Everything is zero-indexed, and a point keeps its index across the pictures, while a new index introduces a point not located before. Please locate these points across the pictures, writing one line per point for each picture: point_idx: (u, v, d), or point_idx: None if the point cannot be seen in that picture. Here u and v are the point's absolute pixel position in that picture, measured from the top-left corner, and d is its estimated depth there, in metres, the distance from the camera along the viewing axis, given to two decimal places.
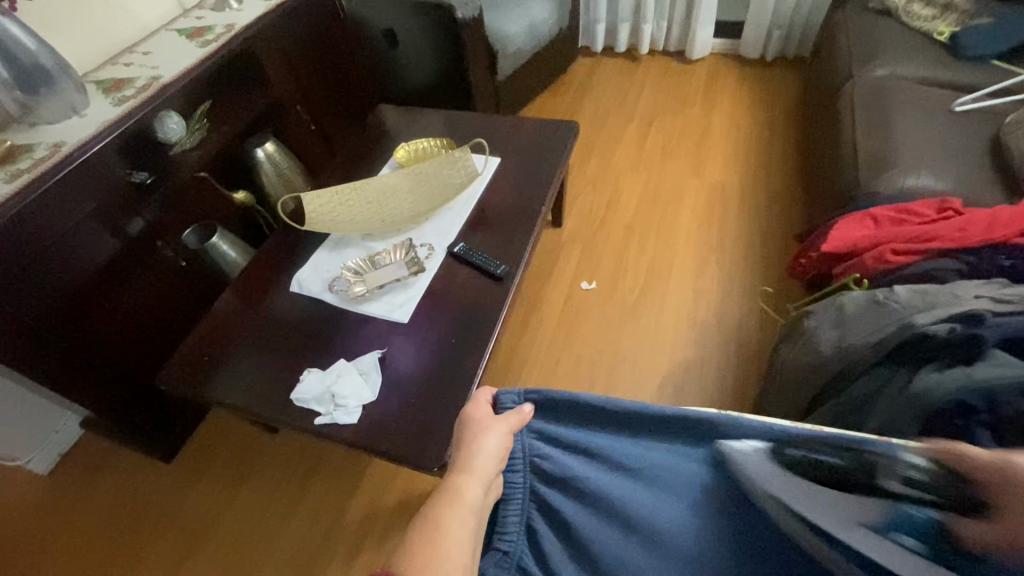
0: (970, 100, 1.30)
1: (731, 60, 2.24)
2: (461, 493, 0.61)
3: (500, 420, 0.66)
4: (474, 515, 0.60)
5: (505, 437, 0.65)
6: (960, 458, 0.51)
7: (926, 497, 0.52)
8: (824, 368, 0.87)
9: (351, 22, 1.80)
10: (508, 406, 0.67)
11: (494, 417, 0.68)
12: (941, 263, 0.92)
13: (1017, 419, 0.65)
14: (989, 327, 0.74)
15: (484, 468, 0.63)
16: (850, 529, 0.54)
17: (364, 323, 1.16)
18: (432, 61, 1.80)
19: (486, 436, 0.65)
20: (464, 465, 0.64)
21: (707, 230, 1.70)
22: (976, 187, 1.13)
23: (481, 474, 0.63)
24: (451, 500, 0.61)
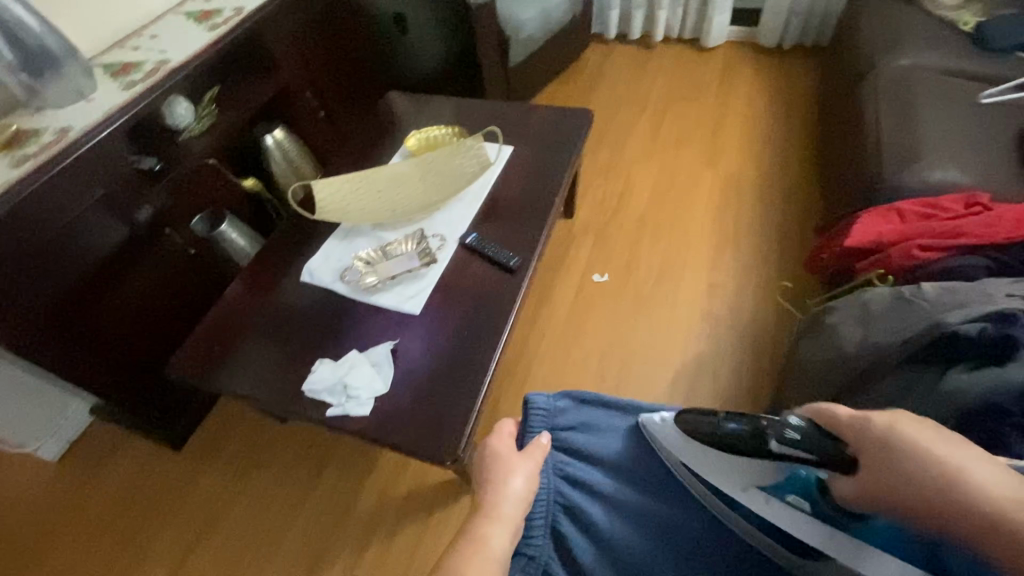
0: (996, 93, 1.26)
1: (747, 48, 2.20)
2: (486, 540, 0.64)
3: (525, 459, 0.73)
4: (498, 563, 0.62)
5: (532, 477, 0.72)
6: (835, 421, 0.64)
7: (801, 452, 0.62)
8: (846, 367, 0.86)
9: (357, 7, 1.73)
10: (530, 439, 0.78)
11: (516, 454, 0.75)
12: (970, 259, 0.90)
13: None
14: (1023, 326, 0.72)
15: (508, 513, 0.67)
16: (745, 491, 0.66)
17: (375, 314, 1.15)
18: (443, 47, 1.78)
19: (511, 477, 0.71)
20: (491, 509, 0.68)
21: (721, 222, 1.67)
22: (1003, 181, 1.10)
23: (506, 519, 0.67)
24: (475, 547, 0.63)
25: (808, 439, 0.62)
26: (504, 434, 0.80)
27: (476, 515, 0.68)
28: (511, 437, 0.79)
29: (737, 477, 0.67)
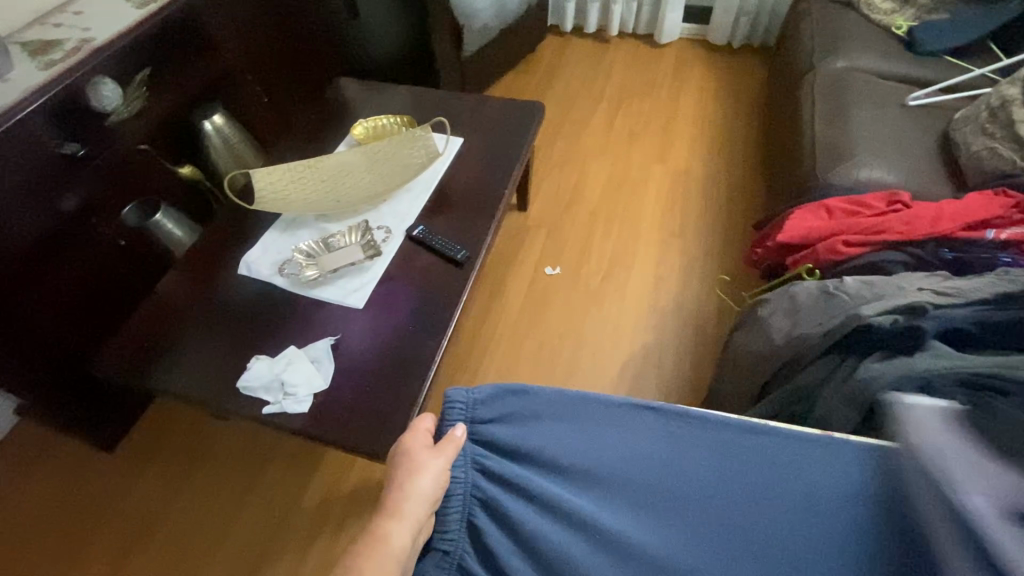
0: (924, 95, 1.33)
1: (699, 46, 2.24)
2: (389, 538, 0.63)
3: (435, 454, 0.68)
4: (398, 560, 0.63)
5: (442, 475, 0.67)
6: None
7: None
8: (776, 357, 0.89)
9: None
10: (450, 424, 0.70)
11: (428, 450, 0.70)
12: (890, 254, 0.94)
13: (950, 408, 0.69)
14: (929, 319, 0.77)
15: (414, 511, 0.65)
16: None
17: (316, 308, 1.12)
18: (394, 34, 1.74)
19: (419, 475, 0.67)
20: (396, 507, 0.65)
21: (671, 216, 1.71)
22: (926, 180, 1.16)
23: (411, 518, 0.65)
24: (378, 544, 0.63)
25: None
26: (422, 430, 0.74)
27: (380, 513, 0.66)
28: (427, 433, 0.73)
29: None
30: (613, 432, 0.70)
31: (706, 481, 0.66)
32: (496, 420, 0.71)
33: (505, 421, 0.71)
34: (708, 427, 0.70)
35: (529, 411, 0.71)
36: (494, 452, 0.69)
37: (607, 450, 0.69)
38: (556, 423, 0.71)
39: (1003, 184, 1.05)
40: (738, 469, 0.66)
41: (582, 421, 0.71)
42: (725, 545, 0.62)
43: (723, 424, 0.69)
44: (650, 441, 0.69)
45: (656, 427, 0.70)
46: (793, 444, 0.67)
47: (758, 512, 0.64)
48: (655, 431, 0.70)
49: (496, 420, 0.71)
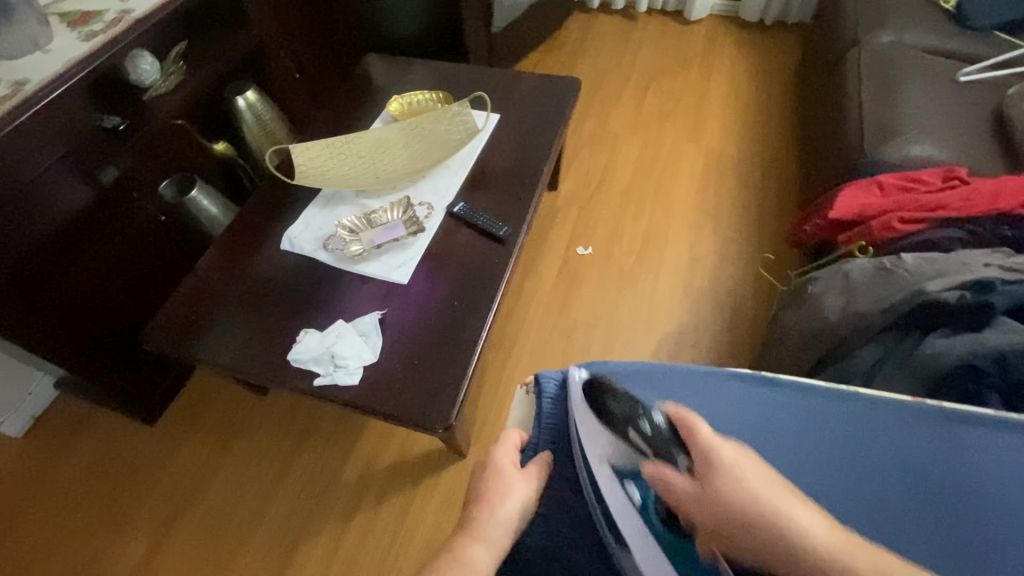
0: (976, 71, 1.29)
1: (730, 23, 2.20)
2: (469, 561, 0.63)
3: (525, 477, 0.71)
4: None
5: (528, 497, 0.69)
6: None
7: None
8: (831, 331, 0.87)
9: None
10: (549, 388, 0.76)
11: (518, 473, 0.71)
12: (948, 232, 0.93)
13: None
14: (999, 295, 0.75)
15: (494, 536, 0.66)
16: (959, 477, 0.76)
17: (361, 284, 1.12)
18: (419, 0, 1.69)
19: (506, 499, 0.68)
20: (477, 532, 0.65)
21: (704, 196, 1.69)
22: (978, 158, 1.13)
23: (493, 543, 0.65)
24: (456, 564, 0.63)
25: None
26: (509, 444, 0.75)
27: (460, 535, 0.66)
28: (516, 450, 0.74)
29: None
30: (700, 395, 0.76)
31: (795, 443, 0.72)
32: None
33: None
34: (793, 396, 0.75)
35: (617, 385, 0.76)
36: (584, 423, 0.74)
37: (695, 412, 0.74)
38: (644, 387, 0.76)
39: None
40: (828, 437, 0.72)
41: (669, 387, 0.76)
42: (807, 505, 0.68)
43: (803, 394, 0.75)
44: (740, 409, 0.74)
45: (743, 399, 0.75)
46: (874, 414, 0.72)
47: (844, 479, 0.70)
48: (742, 403, 0.75)
49: None
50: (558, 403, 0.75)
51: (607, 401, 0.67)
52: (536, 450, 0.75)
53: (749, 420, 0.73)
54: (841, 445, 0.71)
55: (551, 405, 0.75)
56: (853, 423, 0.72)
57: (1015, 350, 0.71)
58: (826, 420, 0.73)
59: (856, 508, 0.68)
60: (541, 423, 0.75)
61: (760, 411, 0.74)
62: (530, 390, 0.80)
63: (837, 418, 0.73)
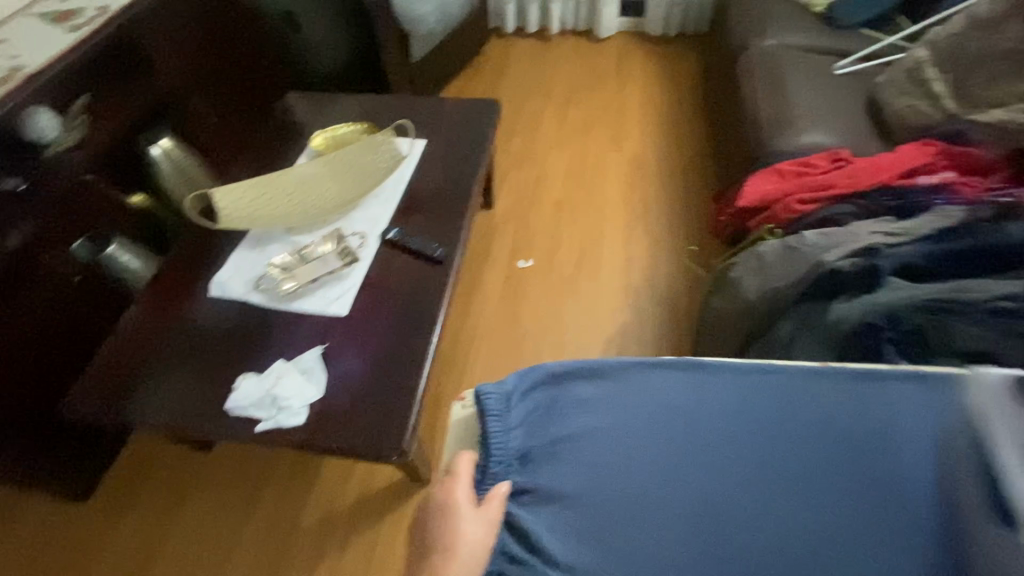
0: (843, 65, 1.43)
1: (636, 38, 2.36)
2: None
3: (477, 514, 0.65)
4: None
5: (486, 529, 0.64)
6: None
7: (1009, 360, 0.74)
8: (753, 312, 0.94)
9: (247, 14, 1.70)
10: (494, 400, 0.74)
11: (470, 506, 0.66)
12: (843, 207, 1.01)
13: (916, 331, 0.75)
14: (886, 258, 0.83)
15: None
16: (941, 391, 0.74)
17: (297, 321, 1.09)
18: (337, 29, 1.75)
19: (462, 536, 0.63)
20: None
21: (633, 199, 1.78)
22: (863, 139, 1.25)
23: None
24: None
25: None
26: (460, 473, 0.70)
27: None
28: (466, 479, 0.69)
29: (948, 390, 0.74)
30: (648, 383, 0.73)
31: (741, 421, 0.69)
32: (528, 394, 0.75)
33: (545, 388, 0.75)
34: (741, 375, 0.73)
35: (557, 388, 0.75)
36: (531, 434, 0.71)
37: (640, 403, 0.72)
38: (590, 383, 0.74)
39: (931, 136, 1.15)
40: (771, 412, 0.69)
41: (615, 380, 0.74)
42: (762, 486, 0.64)
43: (754, 369, 0.73)
44: (680, 394, 0.72)
45: (682, 385, 0.73)
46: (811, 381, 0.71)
47: (791, 454, 0.66)
48: (682, 389, 0.72)
49: (529, 397, 0.75)
50: (503, 415, 0.73)
51: None
52: (483, 470, 0.70)
53: (689, 407, 0.71)
54: (785, 417, 0.68)
55: (495, 419, 0.72)
56: (814, 393, 0.70)
57: (904, 304, 0.76)
58: (776, 393, 0.70)
59: (806, 484, 0.64)
60: (488, 438, 0.71)
61: (699, 395, 0.71)
62: (467, 405, 0.80)
63: (776, 391, 0.70)
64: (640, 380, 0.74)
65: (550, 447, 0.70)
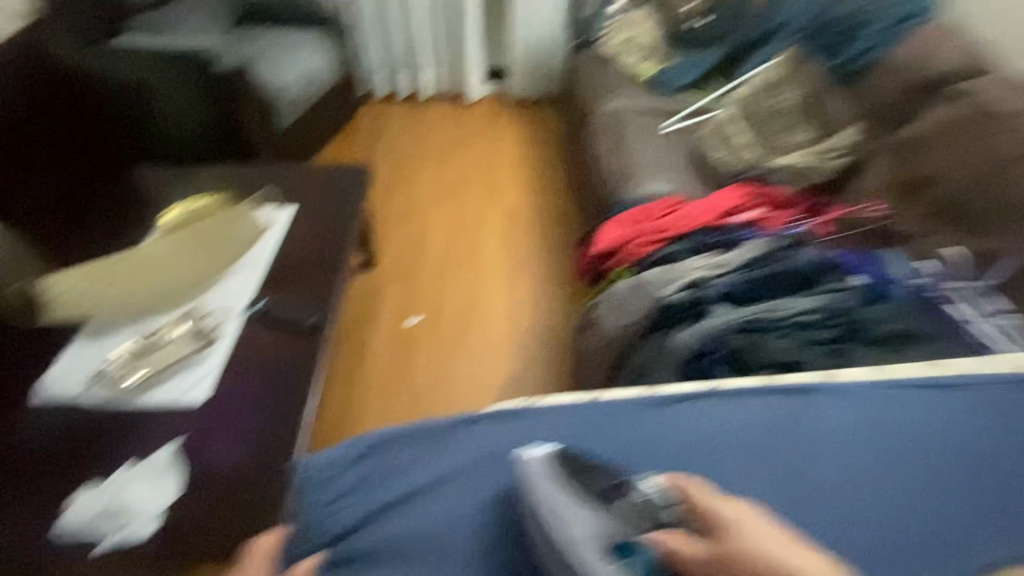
0: (672, 123, 1.66)
1: (503, 101, 2.54)
2: None
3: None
4: None
5: None
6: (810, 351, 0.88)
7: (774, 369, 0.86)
8: (616, 346, 1.02)
9: (94, 90, 1.70)
10: (317, 473, 0.90)
11: None
12: (678, 246, 1.16)
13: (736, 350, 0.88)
14: (711, 288, 0.97)
15: None
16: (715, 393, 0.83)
17: (146, 416, 0.96)
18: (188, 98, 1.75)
19: None
20: None
21: (511, 250, 1.86)
22: (697, 183, 1.43)
23: None
24: None
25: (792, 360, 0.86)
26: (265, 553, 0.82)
27: None
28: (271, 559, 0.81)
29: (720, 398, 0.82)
30: (467, 436, 0.88)
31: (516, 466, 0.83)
32: (354, 463, 0.90)
33: (363, 460, 0.90)
34: (538, 416, 0.87)
35: (376, 456, 0.90)
36: (347, 501, 0.86)
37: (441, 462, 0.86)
38: (411, 447, 0.89)
39: (746, 180, 1.34)
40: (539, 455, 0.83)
41: (431, 442, 0.89)
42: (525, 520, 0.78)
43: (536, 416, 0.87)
44: (474, 449, 0.86)
45: (478, 439, 0.87)
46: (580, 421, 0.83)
47: None
48: (477, 444, 0.87)
49: (353, 467, 0.89)
50: (325, 486, 0.88)
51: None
52: (300, 542, 0.84)
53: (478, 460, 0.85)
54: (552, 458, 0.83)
55: (318, 492, 0.88)
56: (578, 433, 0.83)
57: (723, 329, 0.90)
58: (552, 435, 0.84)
59: None
60: (306, 513, 0.86)
61: (488, 449, 0.86)
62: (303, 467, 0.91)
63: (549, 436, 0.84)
64: (446, 442, 0.88)
65: (372, 515, 0.83)
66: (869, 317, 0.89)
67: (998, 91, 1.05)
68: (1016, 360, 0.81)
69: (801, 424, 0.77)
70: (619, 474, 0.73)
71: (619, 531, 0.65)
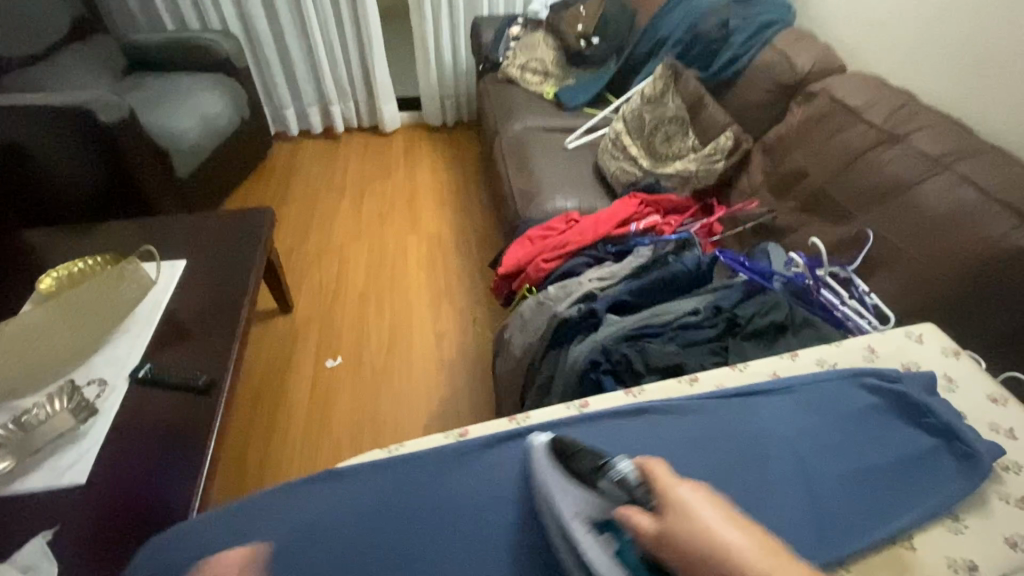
0: (574, 138, 1.71)
1: (420, 128, 2.56)
2: None
3: None
4: None
5: None
6: (700, 350, 0.87)
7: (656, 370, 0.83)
8: (524, 368, 1.02)
9: None
10: None
11: None
12: (577, 260, 1.17)
13: (621, 359, 0.85)
14: (601, 299, 0.98)
15: None
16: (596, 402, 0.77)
17: (11, 509, 0.85)
18: (80, 154, 1.63)
19: None
20: None
21: (434, 277, 1.85)
22: (596, 197, 1.48)
23: None
24: None
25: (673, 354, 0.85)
26: None
27: None
28: None
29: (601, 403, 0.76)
30: (292, 508, 0.68)
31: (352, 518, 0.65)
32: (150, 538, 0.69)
33: (162, 544, 0.68)
34: (376, 470, 0.71)
35: (188, 530, 0.68)
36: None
37: (251, 532, 0.65)
38: (214, 526, 0.67)
39: (636, 189, 1.36)
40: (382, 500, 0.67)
41: (246, 519, 0.67)
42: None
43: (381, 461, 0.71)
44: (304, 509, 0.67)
45: (315, 498, 0.68)
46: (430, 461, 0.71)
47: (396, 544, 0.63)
48: (315, 502, 0.67)
49: (159, 541, 0.69)
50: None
51: (907, 348, 0.81)
52: None
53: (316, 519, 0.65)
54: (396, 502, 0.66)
55: None
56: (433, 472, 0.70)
57: (608, 341, 0.89)
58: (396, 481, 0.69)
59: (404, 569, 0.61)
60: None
61: (323, 503, 0.67)
62: None
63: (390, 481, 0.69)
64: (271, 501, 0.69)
65: None
66: (740, 310, 0.90)
67: (847, 87, 1.13)
68: (867, 346, 0.82)
69: (633, 441, 0.69)
70: (600, 456, 0.62)
71: (613, 505, 0.59)
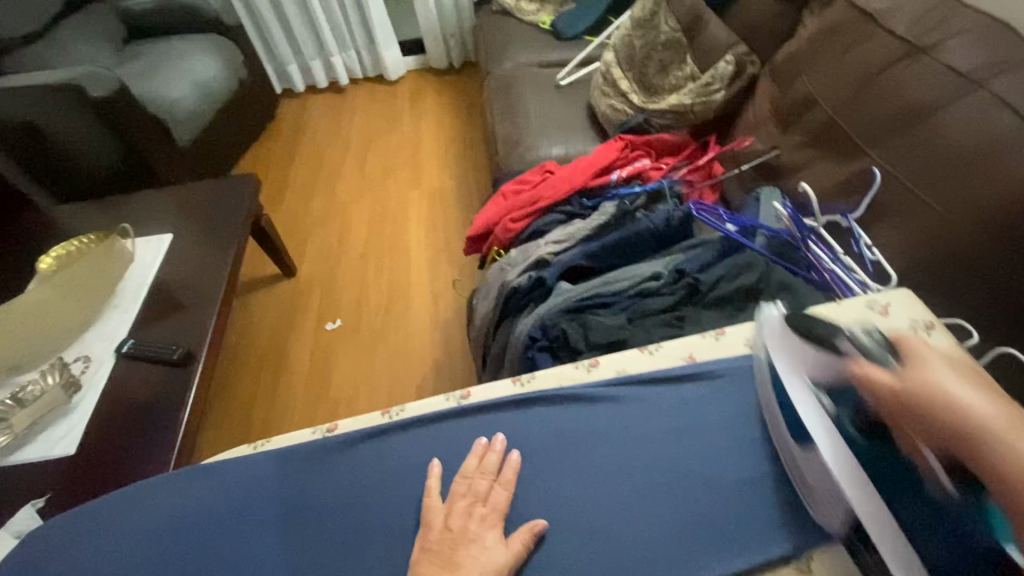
0: (567, 73, 1.54)
1: (425, 73, 2.43)
2: None
3: None
4: None
5: None
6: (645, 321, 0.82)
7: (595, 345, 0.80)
8: (477, 341, 0.99)
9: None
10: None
11: None
12: (549, 217, 1.07)
13: (558, 335, 0.81)
14: (552, 266, 0.91)
15: None
16: (510, 388, 0.75)
17: (12, 477, 0.94)
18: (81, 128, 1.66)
19: None
20: None
21: (432, 233, 1.80)
22: (586, 141, 1.34)
23: None
24: None
25: (612, 328, 0.80)
26: None
27: None
28: None
29: (505, 391, 0.74)
30: (182, 496, 0.70)
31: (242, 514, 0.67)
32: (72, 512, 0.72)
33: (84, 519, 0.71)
34: (274, 460, 0.71)
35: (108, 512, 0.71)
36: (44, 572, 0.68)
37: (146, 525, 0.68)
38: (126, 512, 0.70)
39: (625, 130, 1.21)
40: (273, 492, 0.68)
41: (149, 505, 0.70)
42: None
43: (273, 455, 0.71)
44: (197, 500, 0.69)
45: (211, 489, 0.70)
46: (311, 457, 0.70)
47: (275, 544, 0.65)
48: (211, 492, 0.70)
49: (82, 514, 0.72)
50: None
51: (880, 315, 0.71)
52: None
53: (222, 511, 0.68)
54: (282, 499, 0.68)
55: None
56: (313, 466, 0.69)
57: (547, 314, 0.84)
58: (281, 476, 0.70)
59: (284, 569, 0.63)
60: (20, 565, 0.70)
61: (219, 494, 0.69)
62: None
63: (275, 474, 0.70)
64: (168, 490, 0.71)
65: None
66: (699, 275, 0.83)
67: None
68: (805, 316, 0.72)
69: (527, 445, 0.68)
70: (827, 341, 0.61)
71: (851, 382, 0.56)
